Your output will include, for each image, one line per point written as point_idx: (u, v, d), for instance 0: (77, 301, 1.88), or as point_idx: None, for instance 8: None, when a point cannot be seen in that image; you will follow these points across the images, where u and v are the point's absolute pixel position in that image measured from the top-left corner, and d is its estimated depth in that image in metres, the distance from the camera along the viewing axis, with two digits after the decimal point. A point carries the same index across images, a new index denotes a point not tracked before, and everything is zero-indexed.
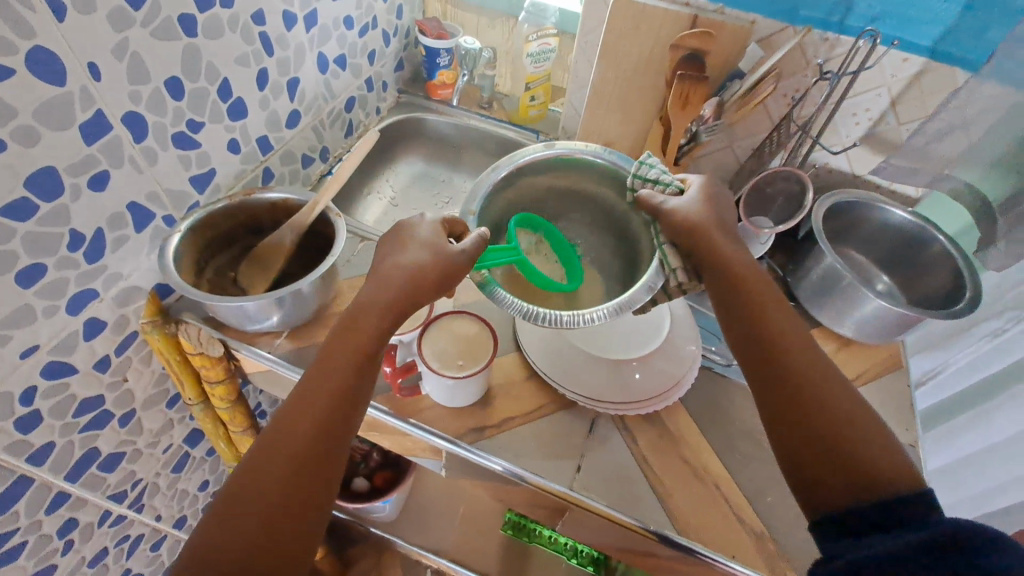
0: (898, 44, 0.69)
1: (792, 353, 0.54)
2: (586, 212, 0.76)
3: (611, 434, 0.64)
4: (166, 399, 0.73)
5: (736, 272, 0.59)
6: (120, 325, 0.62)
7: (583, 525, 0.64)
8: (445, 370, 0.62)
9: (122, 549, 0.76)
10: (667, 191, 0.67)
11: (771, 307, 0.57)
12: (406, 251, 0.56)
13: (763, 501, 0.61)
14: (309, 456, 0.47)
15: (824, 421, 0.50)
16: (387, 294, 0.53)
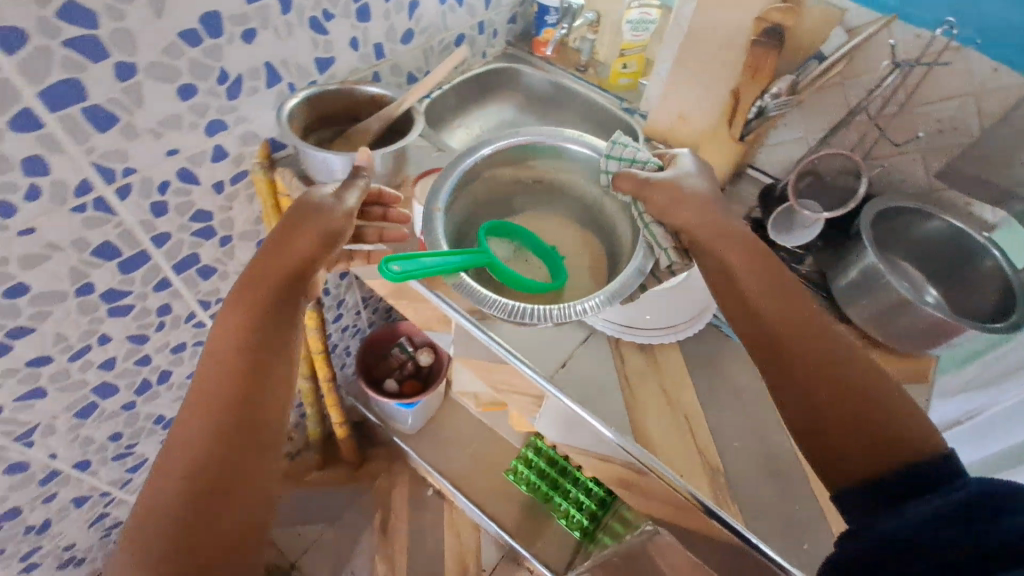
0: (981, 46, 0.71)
1: (795, 343, 0.55)
2: (547, 202, 0.87)
3: (601, 348, 0.70)
4: (256, 238, 0.90)
5: (743, 276, 0.61)
6: (237, 160, 0.78)
7: (556, 421, 0.70)
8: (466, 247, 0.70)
9: (196, 351, 0.95)
10: (644, 168, 0.72)
11: (761, 300, 0.59)
12: (296, 236, 0.64)
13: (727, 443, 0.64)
14: (216, 440, 0.51)
15: (838, 415, 0.51)
16: (293, 252, 0.63)
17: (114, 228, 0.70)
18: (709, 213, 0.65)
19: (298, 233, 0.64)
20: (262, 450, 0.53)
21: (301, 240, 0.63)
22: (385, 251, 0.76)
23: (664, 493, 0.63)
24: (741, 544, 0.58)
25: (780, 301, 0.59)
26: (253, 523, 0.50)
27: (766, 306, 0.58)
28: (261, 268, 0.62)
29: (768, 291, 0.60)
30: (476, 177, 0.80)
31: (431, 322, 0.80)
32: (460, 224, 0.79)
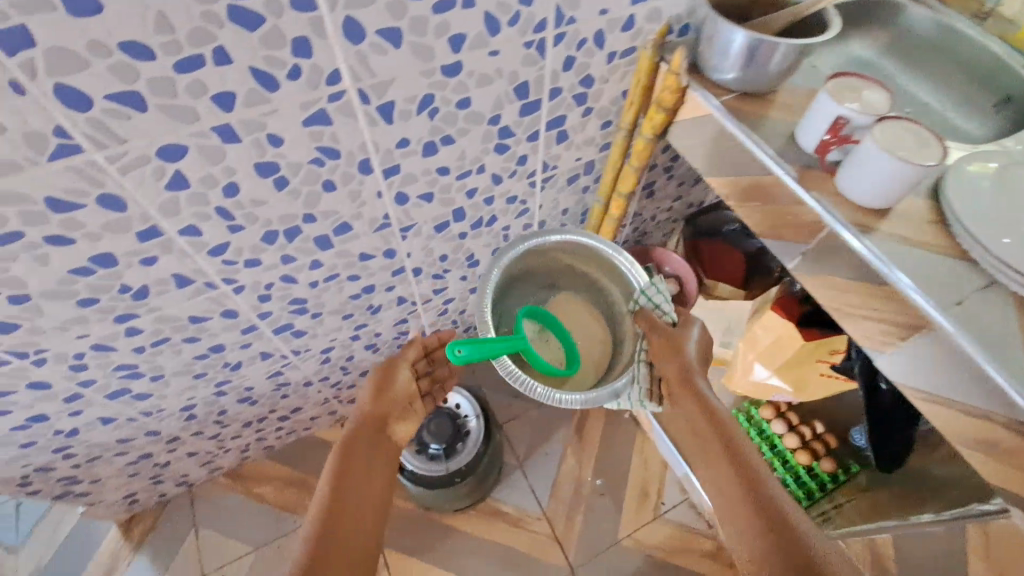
0: None
1: (723, 448, 0.86)
2: (583, 287, 1.18)
3: (1000, 301, 0.65)
4: (606, 119, 0.97)
5: (683, 397, 0.94)
6: (636, 35, 0.84)
7: (920, 361, 0.67)
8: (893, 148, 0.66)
9: (518, 207, 1.08)
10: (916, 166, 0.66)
11: (737, 440, 0.87)
12: (395, 381, 1.02)
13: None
14: (336, 499, 0.82)
15: (778, 522, 0.74)
16: (371, 408, 0.96)
17: (537, 71, 0.80)
18: (686, 378, 0.95)
19: (386, 394, 0.99)
20: (371, 493, 0.85)
21: (376, 401, 0.97)
22: (766, 148, 0.75)
23: None
24: None
25: (725, 423, 0.90)
26: (365, 551, 0.79)
27: (725, 427, 0.89)
28: (367, 398, 0.98)
29: (712, 415, 0.90)
30: (525, 276, 1.15)
31: (781, 230, 0.78)
32: (504, 291, 1.12)
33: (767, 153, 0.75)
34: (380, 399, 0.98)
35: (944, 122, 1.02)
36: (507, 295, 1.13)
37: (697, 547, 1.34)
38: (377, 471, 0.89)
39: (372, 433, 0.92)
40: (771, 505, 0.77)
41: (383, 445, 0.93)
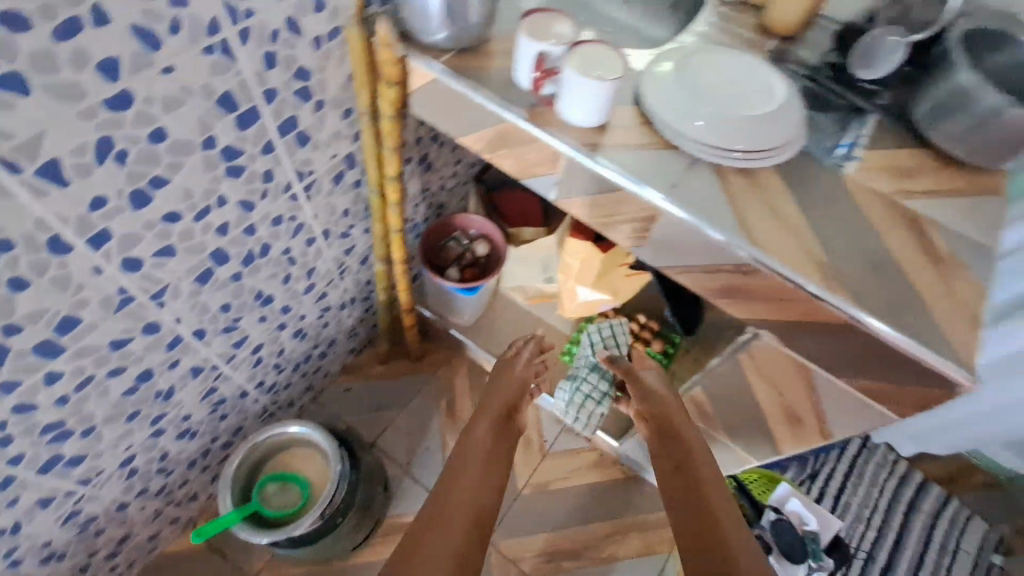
0: None
1: (670, 442, 0.90)
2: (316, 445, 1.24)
3: (705, 176, 0.74)
4: (343, 108, 0.92)
5: (667, 441, 0.91)
6: (333, 14, 0.79)
7: (669, 246, 0.75)
8: (578, 72, 0.71)
9: (291, 227, 0.99)
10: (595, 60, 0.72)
11: (677, 450, 0.88)
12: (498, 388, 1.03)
13: (853, 257, 0.68)
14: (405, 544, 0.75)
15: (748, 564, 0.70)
16: (486, 422, 0.95)
17: (235, 76, 0.71)
18: (660, 424, 0.95)
19: (497, 384, 1.04)
20: (440, 530, 0.76)
21: (482, 420, 0.95)
22: (488, 96, 0.78)
23: (769, 288, 0.69)
24: (848, 324, 0.65)
25: (679, 450, 0.88)
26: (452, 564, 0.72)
27: (700, 477, 0.84)
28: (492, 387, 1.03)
29: (664, 442, 0.90)
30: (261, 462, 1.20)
31: (533, 169, 0.81)
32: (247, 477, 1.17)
33: (496, 101, 0.78)
34: (487, 406, 0.99)
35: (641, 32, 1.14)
36: (254, 477, 1.20)
37: (583, 463, 1.47)
38: (463, 486, 0.84)
39: (474, 442, 0.92)
40: (702, 510, 0.79)
41: (473, 465, 0.87)
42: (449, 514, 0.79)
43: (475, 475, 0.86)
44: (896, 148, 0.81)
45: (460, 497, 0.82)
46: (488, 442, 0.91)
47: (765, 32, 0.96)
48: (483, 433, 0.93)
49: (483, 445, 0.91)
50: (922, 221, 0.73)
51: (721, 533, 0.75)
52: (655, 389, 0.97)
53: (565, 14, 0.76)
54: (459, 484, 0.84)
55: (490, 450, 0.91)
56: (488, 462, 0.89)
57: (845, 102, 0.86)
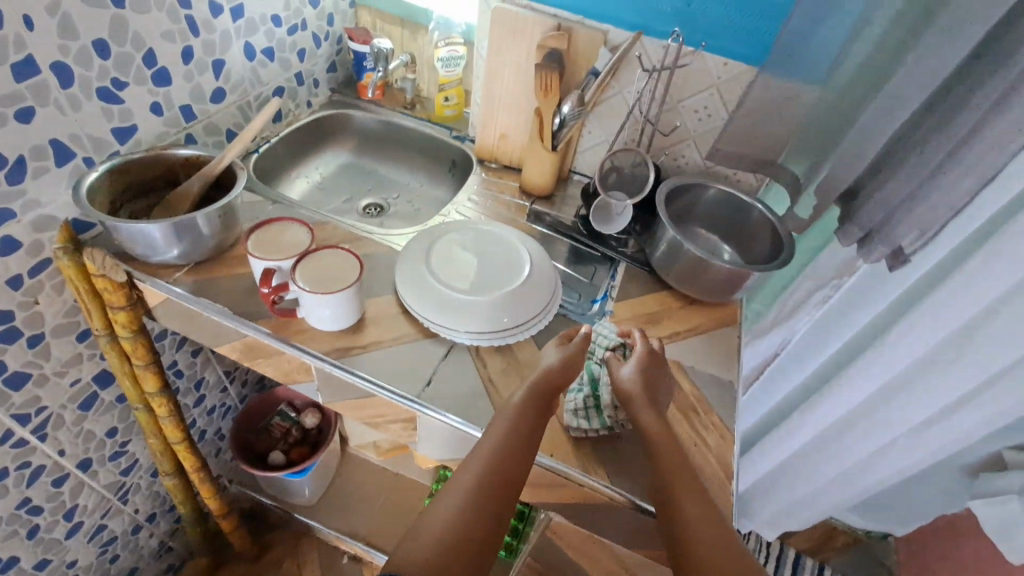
0: (705, 47, 0.84)
1: (648, 410, 0.63)
2: None
3: (464, 363, 0.73)
4: (76, 332, 0.81)
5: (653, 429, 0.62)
6: (34, 249, 0.71)
7: (436, 444, 0.71)
8: (316, 290, 0.69)
9: (22, 475, 0.82)
10: (330, 280, 0.71)
11: (668, 428, 0.63)
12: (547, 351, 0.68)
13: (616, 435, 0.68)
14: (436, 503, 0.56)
15: None
16: (543, 381, 0.65)
17: None
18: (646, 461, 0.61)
19: (535, 410, 0.63)
20: (498, 480, 0.57)
21: (537, 372, 0.66)
22: (228, 312, 0.73)
23: (537, 476, 0.66)
24: (613, 503, 0.64)
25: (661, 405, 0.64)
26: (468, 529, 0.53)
27: (668, 470, 0.60)
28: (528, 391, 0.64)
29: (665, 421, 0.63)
30: None
31: (293, 376, 0.76)
32: None
33: (234, 315, 0.73)
34: (555, 368, 0.67)
35: (427, 194, 1.19)
36: None
37: None
38: (480, 469, 0.58)
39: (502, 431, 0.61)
40: (675, 480, 0.59)
41: (505, 470, 0.58)
42: (451, 493, 0.56)
43: (503, 433, 0.60)
44: (643, 294, 0.88)
45: (505, 475, 0.58)
46: (530, 405, 0.63)
47: (524, 194, 1.05)
48: (534, 399, 0.64)
49: (534, 410, 0.63)
50: (670, 367, 0.78)
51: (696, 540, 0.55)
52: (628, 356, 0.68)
53: (302, 224, 0.76)
54: (495, 463, 0.58)
55: (544, 408, 0.64)
56: (510, 418, 0.62)
57: (599, 253, 0.96)
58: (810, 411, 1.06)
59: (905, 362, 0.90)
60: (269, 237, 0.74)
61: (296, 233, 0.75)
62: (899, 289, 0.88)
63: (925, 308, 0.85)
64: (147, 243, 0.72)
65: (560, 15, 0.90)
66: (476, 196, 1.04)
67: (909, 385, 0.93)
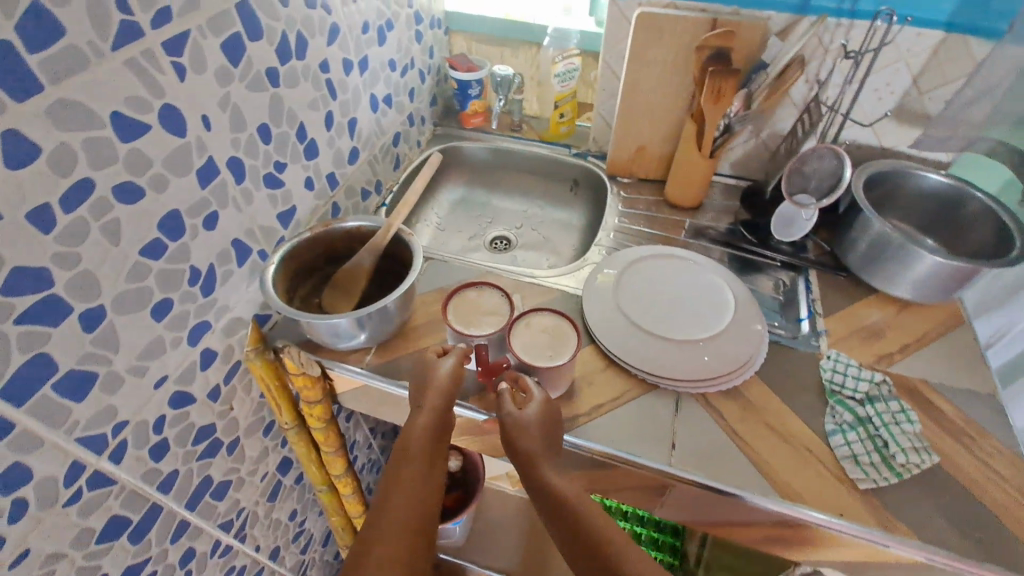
0: (911, 21, 0.73)
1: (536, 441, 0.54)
2: None
3: (699, 414, 0.66)
4: (261, 426, 0.77)
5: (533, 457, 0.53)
6: (227, 355, 0.66)
7: (684, 508, 0.64)
8: (537, 360, 0.62)
9: None
10: (547, 345, 0.64)
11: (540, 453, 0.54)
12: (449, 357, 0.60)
13: (904, 486, 0.60)
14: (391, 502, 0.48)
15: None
16: (429, 414, 0.55)
17: (115, 498, 0.55)
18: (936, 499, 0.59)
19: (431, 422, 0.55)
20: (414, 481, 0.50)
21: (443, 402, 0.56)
22: None
23: (821, 536, 0.59)
24: (927, 563, 0.56)
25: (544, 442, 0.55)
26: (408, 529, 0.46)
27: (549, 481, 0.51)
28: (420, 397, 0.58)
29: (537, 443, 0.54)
30: None
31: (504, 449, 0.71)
32: None
33: None
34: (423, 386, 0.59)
35: (549, 219, 1.12)
36: None
37: None
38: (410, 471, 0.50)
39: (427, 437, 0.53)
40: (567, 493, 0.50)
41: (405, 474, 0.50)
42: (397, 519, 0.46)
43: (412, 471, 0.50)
44: (847, 305, 0.81)
45: (393, 522, 0.45)
46: (424, 437, 0.53)
47: (672, 207, 0.97)
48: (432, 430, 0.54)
49: (427, 450, 0.53)
50: (919, 389, 0.69)
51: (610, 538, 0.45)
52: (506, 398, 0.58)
53: (496, 287, 0.69)
54: (397, 506, 0.47)
55: (439, 448, 0.54)
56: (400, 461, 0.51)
57: (776, 262, 0.88)
58: None
59: None
60: (467, 306, 0.68)
61: (490, 298, 0.68)
62: None
63: None
64: (340, 331, 0.67)
65: (709, 9, 0.82)
66: (623, 218, 0.96)
67: None
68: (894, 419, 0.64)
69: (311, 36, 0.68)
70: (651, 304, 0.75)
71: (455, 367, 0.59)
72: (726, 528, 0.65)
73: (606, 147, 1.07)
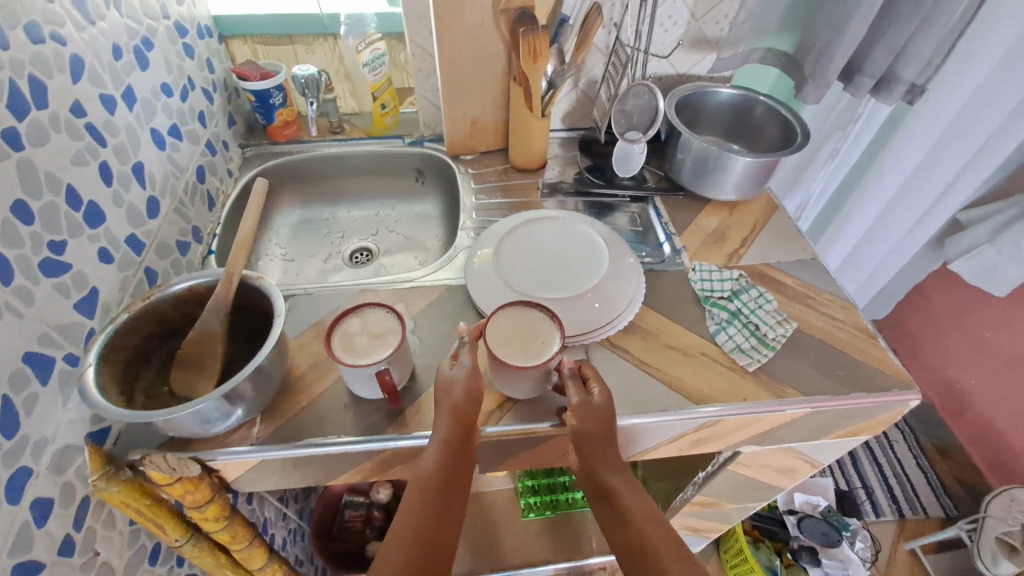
0: None
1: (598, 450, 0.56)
2: None
3: (609, 357, 0.69)
4: (146, 556, 0.63)
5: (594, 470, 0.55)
6: (67, 496, 0.52)
7: (624, 447, 0.68)
8: (533, 358, 0.59)
9: None
10: (540, 339, 0.60)
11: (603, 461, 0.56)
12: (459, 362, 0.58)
13: (784, 357, 0.70)
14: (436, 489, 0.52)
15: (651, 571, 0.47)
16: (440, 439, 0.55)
17: None
18: (805, 357, 0.70)
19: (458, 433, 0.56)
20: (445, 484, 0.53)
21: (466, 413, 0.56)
22: (350, 438, 0.60)
23: (736, 423, 0.66)
24: (815, 411, 0.66)
25: (612, 447, 0.57)
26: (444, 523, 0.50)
27: (606, 487, 0.54)
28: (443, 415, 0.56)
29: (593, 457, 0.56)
30: None
31: None
32: None
33: (355, 438, 0.60)
34: (458, 403, 0.56)
35: (403, 215, 1.06)
36: None
37: None
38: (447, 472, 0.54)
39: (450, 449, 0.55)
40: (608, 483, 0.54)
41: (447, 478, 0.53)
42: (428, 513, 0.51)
43: (425, 513, 0.50)
44: (692, 218, 0.90)
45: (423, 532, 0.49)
46: (452, 451, 0.55)
47: (520, 171, 0.98)
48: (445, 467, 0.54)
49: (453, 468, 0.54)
50: (766, 273, 0.81)
51: (654, 549, 0.48)
52: (589, 396, 0.58)
53: (378, 304, 0.63)
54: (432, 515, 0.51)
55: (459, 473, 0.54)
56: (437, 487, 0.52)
57: (625, 198, 0.94)
58: (837, 238, 1.23)
59: (901, 175, 1.07)
60: (352, 335, 0.61)
61: (376, 317, 0.62)
62: (878, 126, 1.03)
63: (915, 123, 0.99)
64: (211, 414, 0.56)
65: None
66: (479, 194, 0.94)
67: (911, 189, 1.10)
68: (758, 302, 0.74)
69: (45, 76, 0.54)
70: (535, 267, 0.75)
71: (475, 359, 0.58)
72: (664, 449, 0.70)
73: (437, 128, 1.04)
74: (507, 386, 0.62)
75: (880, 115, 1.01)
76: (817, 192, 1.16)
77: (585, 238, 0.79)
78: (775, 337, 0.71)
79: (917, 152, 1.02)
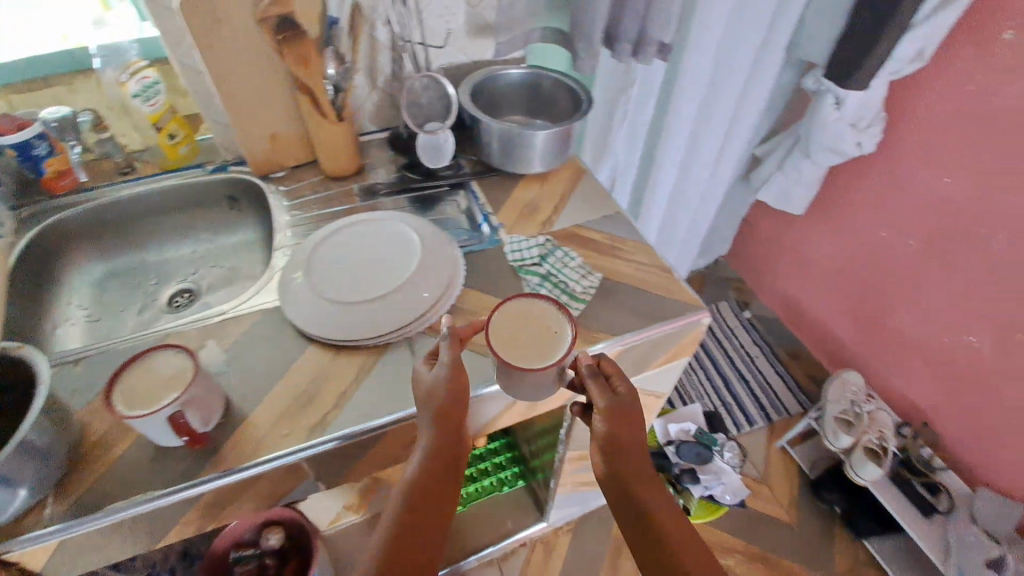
0: None
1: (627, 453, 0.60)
2: None
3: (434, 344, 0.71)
4: None
5: (619, 470, 0.60)
6: None
7: (462, 425, 0.71)
8: (545, 357, 0.56)
9: None
10: (551, 333, 0.58)
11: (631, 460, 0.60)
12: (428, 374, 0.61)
13: (595, 306, 0.76)
14: (438, 486, 0.59)
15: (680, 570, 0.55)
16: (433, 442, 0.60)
17: None
18: (615, 302, 0.77)
19: (450, 433, 0.60)
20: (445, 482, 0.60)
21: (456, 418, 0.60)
22: (160, 491, 0.57)
23: None
24: (624, 349, 0.73)
25: (635, 447, 0.61)
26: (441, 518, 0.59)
27: (627, 485, 0.60)
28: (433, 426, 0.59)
29: (618, 458, 0.60)
30: None
31: (282, 489, 0.65)
32: None
33: (167, 490, 0.57)
34: (445, 407, 0.59)
35: (226, 247, 1.00)
36: None
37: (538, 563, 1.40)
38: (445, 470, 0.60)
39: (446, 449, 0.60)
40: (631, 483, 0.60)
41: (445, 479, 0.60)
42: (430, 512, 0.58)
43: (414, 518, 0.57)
44: (508, 197, 0.94)
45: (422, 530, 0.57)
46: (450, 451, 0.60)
47: (336, 179, 0.96)
48: (441, 463, 0.59)
49: (447, 464, 0.60)
50: (577, 234, 0.87)
51: (674, 548, 0.56)
52: (615, 393, 0.59)
53: (167, 346, 0.59)
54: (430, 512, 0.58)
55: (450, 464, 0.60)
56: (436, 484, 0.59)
57: (445, 187, 0.96)
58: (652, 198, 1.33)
59: (682, 130, 1.18)
60: (140, 385, 0.57)
61: (166, 360, 0.59)
62: (652, 90, 1.13)
63: (679, 85, 1.08)
64: None
65: None
66: (294, 210, 0.91)
67: (699, 139, 1.24)
68: (564, 261, 0.79)
69: None
70: (349, 272, 0.75)
71: (455, 353, 0.60)
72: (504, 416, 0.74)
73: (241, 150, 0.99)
74: (522, 386, 0.60)
75: (651, 80, 1.11)
76: (619, 158, 1.25)
77: (399, 234, 0.79)
78: (586, 289, 0.77)
79: (689, 110, 1.13)
